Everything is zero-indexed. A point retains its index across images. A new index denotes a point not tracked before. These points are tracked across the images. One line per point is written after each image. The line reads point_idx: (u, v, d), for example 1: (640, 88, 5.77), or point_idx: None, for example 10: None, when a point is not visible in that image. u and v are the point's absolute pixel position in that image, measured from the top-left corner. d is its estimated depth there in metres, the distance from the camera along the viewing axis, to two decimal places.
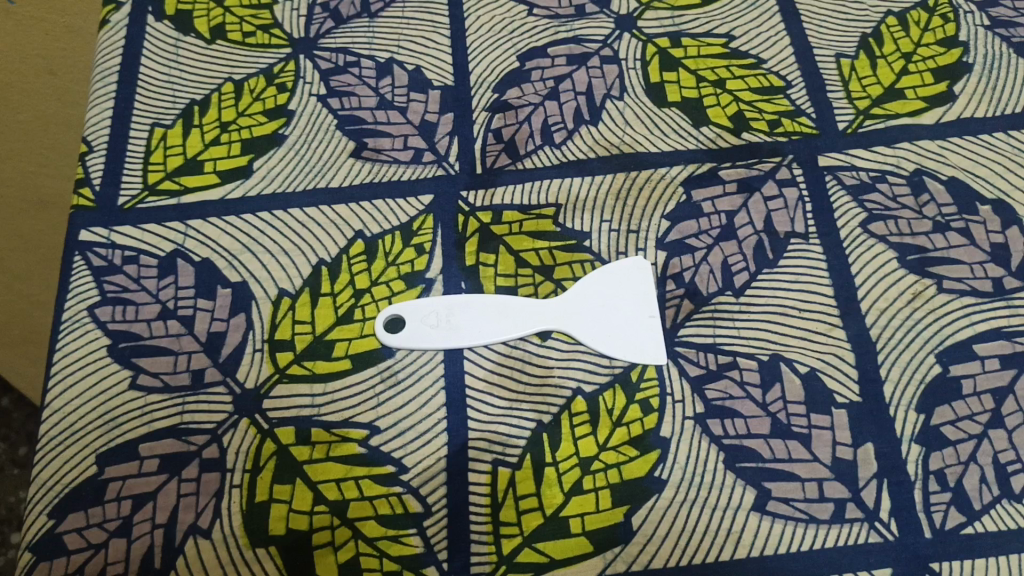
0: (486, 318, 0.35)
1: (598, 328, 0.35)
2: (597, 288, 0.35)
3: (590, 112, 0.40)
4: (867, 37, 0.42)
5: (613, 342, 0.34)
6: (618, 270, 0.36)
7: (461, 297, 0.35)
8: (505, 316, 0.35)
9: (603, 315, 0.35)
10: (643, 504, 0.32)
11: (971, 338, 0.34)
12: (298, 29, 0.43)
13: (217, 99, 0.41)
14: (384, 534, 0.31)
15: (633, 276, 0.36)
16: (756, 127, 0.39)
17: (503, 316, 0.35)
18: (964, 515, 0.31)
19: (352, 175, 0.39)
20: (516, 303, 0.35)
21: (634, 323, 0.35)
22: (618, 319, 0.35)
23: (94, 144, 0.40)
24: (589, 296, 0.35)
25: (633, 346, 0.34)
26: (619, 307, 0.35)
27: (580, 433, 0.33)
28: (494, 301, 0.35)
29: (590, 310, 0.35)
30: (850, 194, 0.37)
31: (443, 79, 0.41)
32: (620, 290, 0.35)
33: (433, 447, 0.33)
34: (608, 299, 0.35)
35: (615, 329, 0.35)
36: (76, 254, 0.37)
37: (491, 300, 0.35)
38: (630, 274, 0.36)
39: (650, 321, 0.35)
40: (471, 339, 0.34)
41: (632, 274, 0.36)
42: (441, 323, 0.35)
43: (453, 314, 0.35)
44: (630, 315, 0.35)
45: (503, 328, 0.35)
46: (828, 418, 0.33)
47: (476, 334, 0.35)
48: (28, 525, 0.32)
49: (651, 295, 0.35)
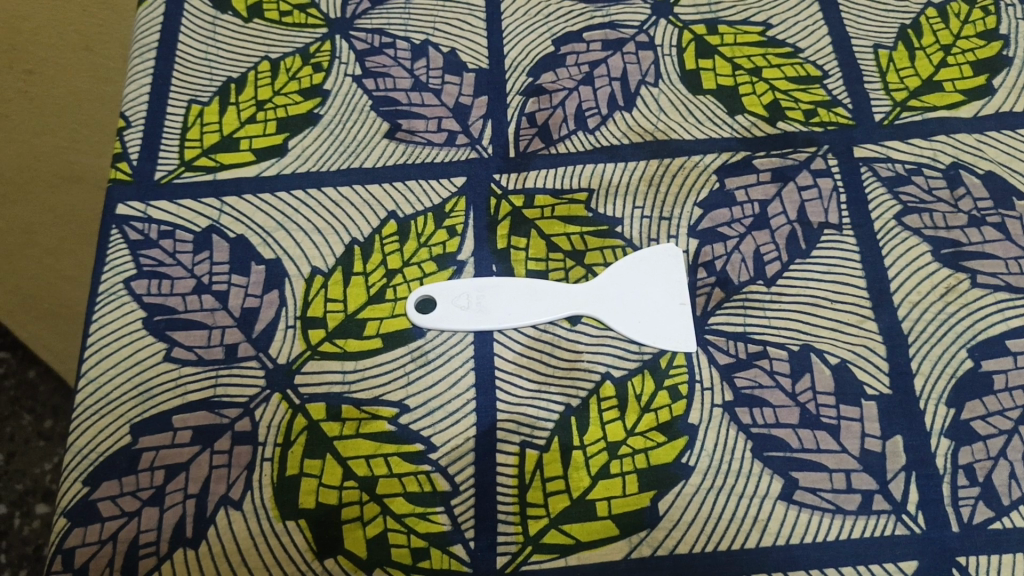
0: (516, 300, 0.35)
1: (628, 313, 0.35)
2: (627, 275, 0.35)
3: (624, 98, 0.40)
4: (906, 28, 0.41)
5: (642, 327, 0.34)
6: (651, 257, 0.36)
7: (492, 280, 0.35)
8: (537, 301, 0.35)
9: (633, 301, 0.35)
10: (669, 490, 0.32)
11: (1004, 333, 0.34)
12: (335, 10, 0.43)
13: (253, 77, 0.41)
14: (412, 510, 0.31)
15: (665, 263, 0.36)
16: (792, 117, 0.39)
17: (533, 299, 0.35)
18: (992, 511, 0.31)
19: (385, 155, 0.39)
20: (548, 287, 0.35)
21: (664, 309, 0.35)
22: (648, 306, 0.35)
23: (132, 119, 0.40)
24: (619, 282, 0.35)
25: (661, 332, 0.34)
26: (649, 294, 0.35)
27: (608, 417, 0.33)
28: (525, 284, 0.35)
29: (620, 296, 0.35)
30: (885, 186, 0.37)
31: (478, 62, 0.41)
32: (650, 277, 0.35)
33: (462, 427, 0.33)
34: (638, 286, 0.35)
35: (645, 315, 0.35)
36: (113, 227, 0.37)
37: (522, 283, 0.35)
38: (661, 260, 0.36)
39: (681, 307, 0.35)
40: (501, 322, 0.35)
41: (664, 261, 0.36)
42: (471, 304, 0.35)
43: (484, 297, 0.35)
44: (660, 302, 0.35)
45: (534, 312, 0.35)
46: (858, 410, 0.33)
47: (507, 318, 0.35)
48: (62, 492, 0.32)
49: (682, 282, 0.35)
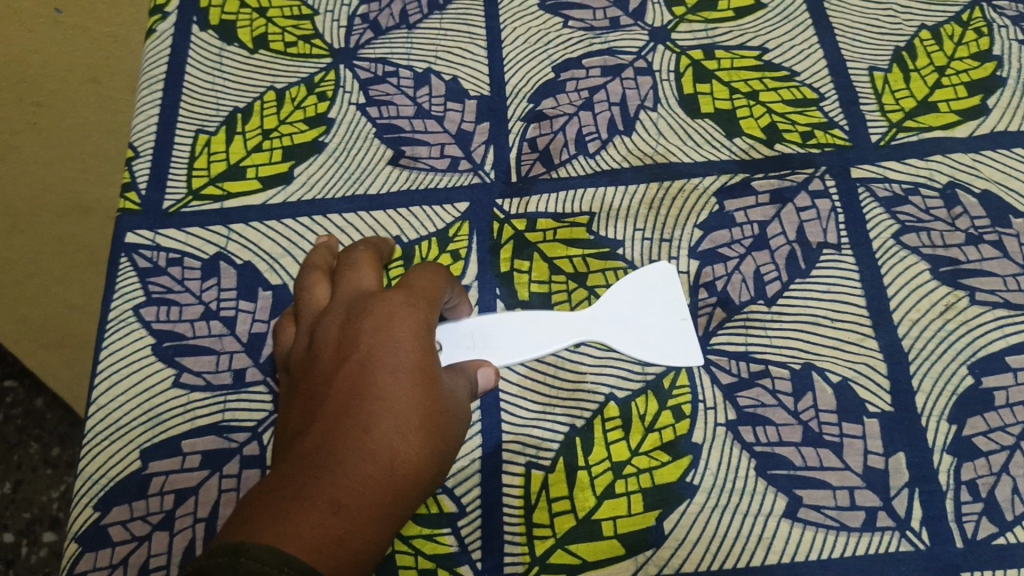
0: (519, 335, 0.35)
1: (629, 341, 0.35)
2: (626, 297, 0.36)
3: (624, 123, 0.41)
4: (900, 50, 0.42)
5: (643, 350, 0.35)
6: (648, 277, 0.36)
7: (491, 318, 0.35)
8: (542, 331, 0.35)
9: (635, 326, 0.35)
10: (675, 509, 0.32)
11: (1004, 349, 0.34)
12: (338, 40, 0.44)
13: (259, 107, 0.42)
14: (419, 532, 0.32)
15: (664, 279, 0.36)
16: (789, 139, 0.39)
17: (536, 332, 0.35)
18: (996, 526, 0.31)
19: (390, 182, 0.40)
20: (551, 317, 0.35)
21: (666, 325, 0.35)
22: (651, 329, 0.35)
23: (140, 149, 0.41)
24: (619, 305, 0.36)
25: (664, 350, 0.35)
26: (649, 314, 0.36)
27: (612, 437, 0.33)
28: (530, 315, 0.35)
29: (620, 321, 0.35)
30: (883, 206, 0.38)
31: (480, 89, 0.42)
32: (650, 296, 0.36)
33: (468, 449, 0.33)
34: (637, 308, 0.36)
35: (646, 336, 0.35)
36: (122, 255, 0.38)
37: (522, 317, 0.35)
38: (660, 277, 0.36)
39: (682, 323, 0.35)
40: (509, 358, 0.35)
41: (663, 278, 0.36)
42: (477, 343, 0.35)
43: (487, 333, 0.35)
44: (662, 321, 0.35)
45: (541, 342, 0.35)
46: (860, 427, 0.33)
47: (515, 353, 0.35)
48: (73, 517, 0.33)
49: (681, 297, 0.36)
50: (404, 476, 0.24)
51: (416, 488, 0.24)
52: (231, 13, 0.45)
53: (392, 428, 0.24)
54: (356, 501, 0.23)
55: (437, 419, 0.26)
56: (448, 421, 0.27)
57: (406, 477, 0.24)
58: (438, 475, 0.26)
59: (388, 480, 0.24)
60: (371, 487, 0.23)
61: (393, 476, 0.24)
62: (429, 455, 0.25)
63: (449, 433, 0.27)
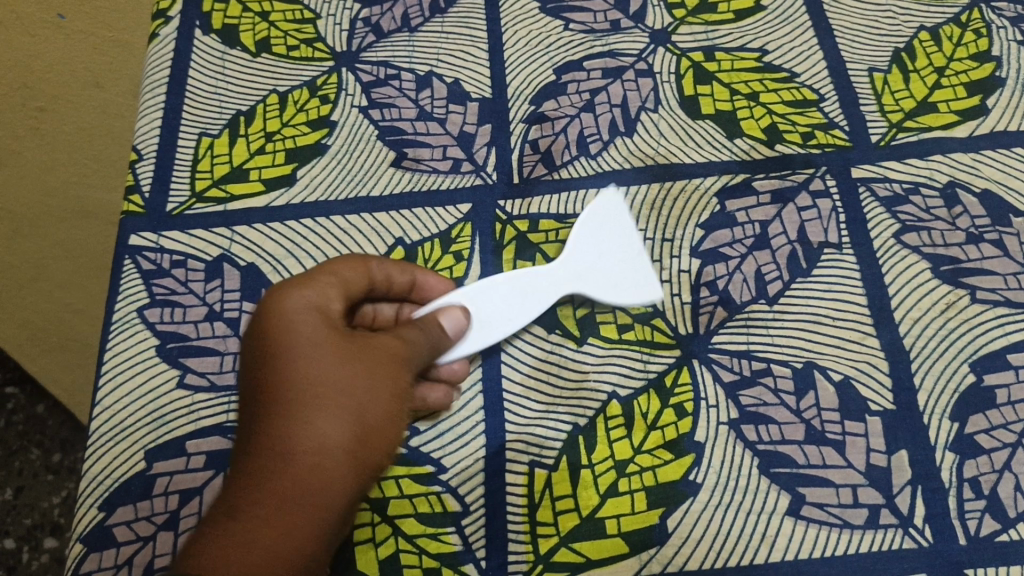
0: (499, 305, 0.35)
1: (606, 285, 0.36)
2: (592, 240, 0.37)
3: (625, 124, 0.41)
4: (900, 51, 0.42)
5: (619, 291, 0.36)
6: (605, 213, 0.38)
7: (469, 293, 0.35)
8: (524, 295, 0.35)
9: (610, 274, 0.36)
10: (678, 507, 0.32)
11: (1005, 348, 0.34)
12: (341, 43, 0.44)
13: (262, 110, 0.42)
14: (423, 531, 0.32)
15: (607, 211, 0.38)
16: (790, 140, 0.40)
17: (517, 299, 0.35)
18: (998, 523, 0.31)
19: (392, 184, 0.40)
20: (530, 277, 0.36)
21: (631, 261, 0.37)
22: (620, 273, 0.36)
23: (144, 152, 0.41)
24: (589, 249, 0.37)
25: (640, 287, 0.36)
26: (611, 250, 0.37)
27: (615, 436, 0.33)
28: (510, 279, 0.36)
29: (593, 271, 0.36)
30: (883, 206, 0.38)
31: (481, 91, 0.42)
32: (609, 233, 0.37)
33: (471, 449, 0.34)
34: (601, 252, 0.37)
35: (620, 274, 0.36)
36: (126, 257, 0.38)
37: (502, 284, 0.35)
38: (606, 210, 0.38)
39: (642, 259, 0.37)
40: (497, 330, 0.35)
41: (607, 210, 0.38)
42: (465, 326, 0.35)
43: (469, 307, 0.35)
44: (631, 266, 0.37)
45: (526, 306, 0.35)
46: (862, 425, 0.33)
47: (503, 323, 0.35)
48: (78, 518, 0.33)
49: (637, 236, 0.38)
50: (306, 470, 0.27)
51: (339, 472, 0.28)
52: (234, 17, 0.46)
53: (297, 424, 0.28)
54: (285, 503, 0.27)
55: (357, 401, 0.29)
56: (393, 399, 0.30)
57: (322, 464, 0.27)
58: (381, 446, 0.29)
59: (286, 479, 0.27)
60: (296, 484, 0.27)
61: (305, 472, 0.27)
62: (353, 438, 0.28)
63: (394, 408, 0.30)
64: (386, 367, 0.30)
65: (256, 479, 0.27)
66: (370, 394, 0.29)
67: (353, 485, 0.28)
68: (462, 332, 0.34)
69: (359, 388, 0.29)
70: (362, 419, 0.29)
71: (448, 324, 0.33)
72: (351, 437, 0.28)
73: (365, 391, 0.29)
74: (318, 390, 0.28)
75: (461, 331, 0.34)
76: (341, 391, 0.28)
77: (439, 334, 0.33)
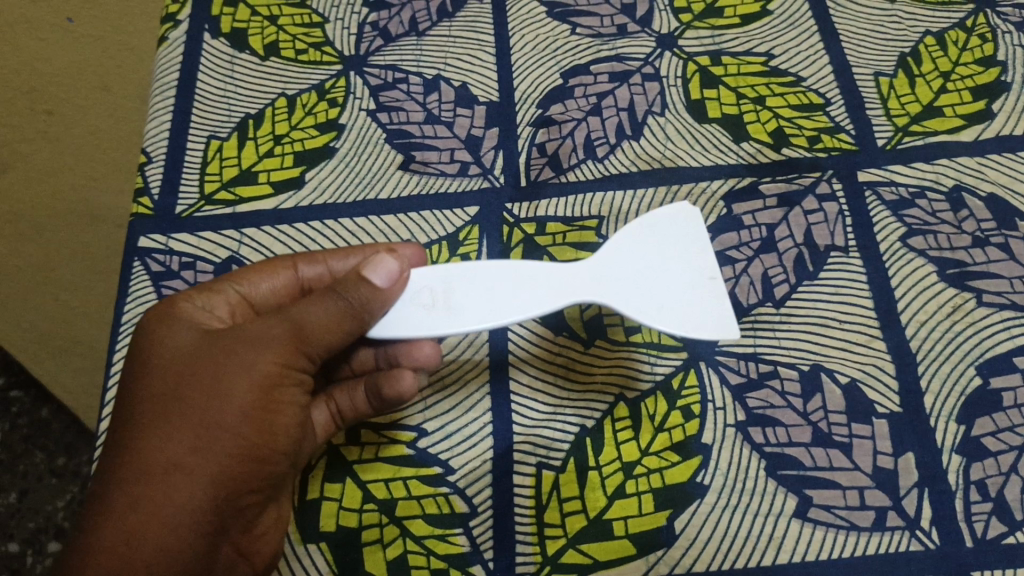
0: (492, 291, 0.31)
1: (648, 305, 0.31)
2: (642, 249, 0.32)
3: (631, 127, 0.41)
4: (905, 56, 0.42)
5: (676, 311, 0.31)
6: (676, 220, 0.33)
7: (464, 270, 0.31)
8: (520, 286, 0.31)
9: (642, 281, 0.32)
10: (685, 509, 0.32)
11: (1011, 351, 0.34)
12: (349, 47, 0.45)
13: (271, 113, 0.43)
14: (431, 532, 0.32)
15: (679, 227, 0.33)
16: (796, 143, 0.40)
17: (517, 288, 0.31)
18: (1005, 525, 0.31)
19: (400, 187, 0.40)
20: (537, 269, 0.32)
21: (695, 287, 0.31)
22: (662, 285, 0.32)
23: (153, 155, 0.42)
24: (629, 259, 0.32)
25: (699, 321, 0.31)
26: (668, 272, 0.32)
27: (622, 438, 0.33)
28: (504, 264, 0.31)
29: (631, 281, 0.32)
30: (890, 210, 0.38)
31: (489, 95, 0.42)
32: (670, 242, 0.32)
33: (479, 450, 0.34)
34: (653, 262, 0.32)
35: (675, 303, 0.31)
36: (135, 259, 0.39)
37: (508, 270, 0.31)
38: (678, 222, 0.33)
39: (711, 282, 0.31)
40: (478, 319, 0.31)
41: (677, 222, 0.33)
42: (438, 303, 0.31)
43: (452, 289, 0.31)
44: (679, 278, 0.32)
45: (517, 300, 0.31)
46: (869, 427, 0.33)
47: (486, 313, 0.31)
48: None
49: (710, 255, 0.32)
50: (162, 468, 0.28)
51: (204, 464, 0.28)
52: (243, 21, 0.46)
53: (154, 432, 0.29)
54: (146, 505, 0.28)
55: (222, 389, 0.29)
56: (268, 380, 0.30)
57: (182, 462, 0.28)
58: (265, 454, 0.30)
59: (150, 481, 0.28)
60: (146, 483, 0.28)
61: (155, 472, 0.28)
62: (219, 429, 0.29)
63: (272, 391, 0.30)
64: (251, 342, 0.30)
65: (118, 477, 0.29)
66: (230, 380, 0.29)
67: (223, 475, 0.29)
68: (398, 284, 0.30)
69: (204, 377, 0.29)
70: (210, 409, 0.29)
71: (377, 277, 0.29)
72: (190, 430, 0.29)
73: (221, 376, 0.29)
74: (176, 385, 0.29)
75: (396, 282, 0.30)
76: (200, 385, 0.29)
77: (368, 290, 0.29)
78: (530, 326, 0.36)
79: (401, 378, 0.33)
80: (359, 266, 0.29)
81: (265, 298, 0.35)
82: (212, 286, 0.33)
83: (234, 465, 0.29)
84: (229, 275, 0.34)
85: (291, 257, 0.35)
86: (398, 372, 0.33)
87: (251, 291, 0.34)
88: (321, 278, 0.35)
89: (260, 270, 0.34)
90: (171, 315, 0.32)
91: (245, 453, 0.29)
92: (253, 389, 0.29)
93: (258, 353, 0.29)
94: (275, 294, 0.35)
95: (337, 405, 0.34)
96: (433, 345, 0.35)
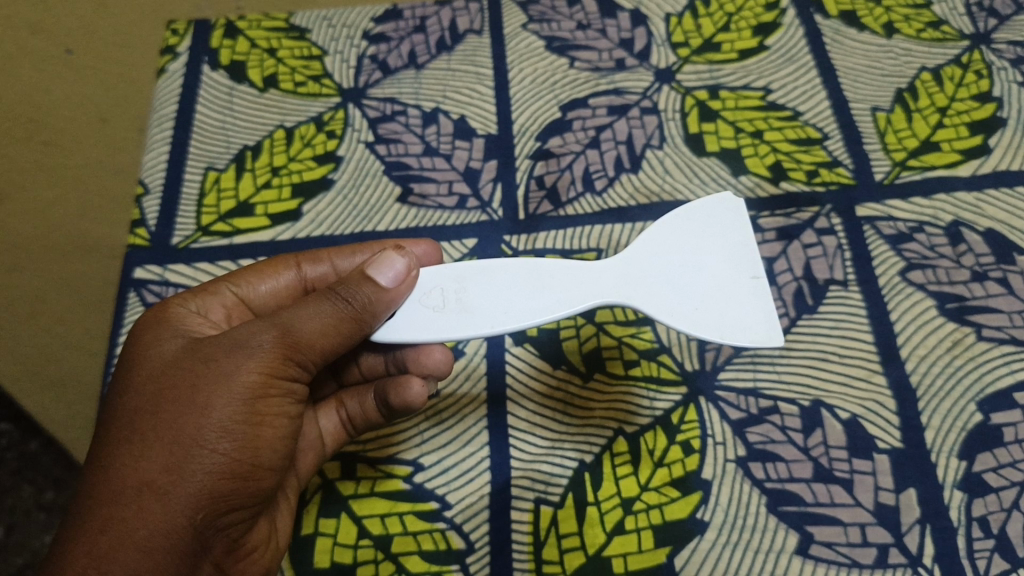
0: (507, 293, 0.29)
1: (679, 305, 0.29)
2: (677, 243, 0.30)
3: (630, 160, 0.41)
4: (902, 91, 0.42)
5: (720, 316, 0.29)
6: (708, 213, 0.31)
7: (477, 267, 0.29)
8: (537, 288, 0.29)
9: (678, 281, 0.30)
10: (685, 546, 0.32)
11: (1011, 386, 0.34)
12: (347, 80, 0.45)
13: (269, 145, 0.43)
14: (427, 569, 0.32)
15: (719, 222, 0.31)
16: (795, 177, 0.40)
17: (534, 290, 0.29)
18: (1008, 562, 0.31)
19: (397, 220, 0.40)
20: (556, 269, 0.30)
21: (735, 286, 0.29)
22: (703, 286, 0.29)
23: (150, 185, 0.42)
24: (662, 257, 0.30)
25: (732, 323, 0.29)
26: (707, 267, 0.30)
27: (622, 473, 0.33)
28: (521, 264, 0.29)
29: (661, 281, 0.30)
30: (889, 244, 0.38)
31: (487, 128, 0.43)
32: (708, 238, 0.30)
33: (477, 485, 0.33)
34: (689, 258, 0.30)
35: (709, 301, 0.29)
36: (131, 290, 0.39)
37: (527, 269, 0.29)
38: (724, 214, 0.31)
39: (753, 282, 0.29)
40: (493, 321, 0.29)
41: (722, 215, 0.31)
42: (448, 305, 0.29)
43: (465, 290, 0.29)
44: (719, 277, 0.30)
45: (534, 303, 0.29)
46: (871, 463, 0.33)
47: (500, 316, 0.29)
48: None
49: (754, 252, 0.30)
50: (134, 488, 0.27)
51: (181, 484, 0.27)
52: (242, 54, 0.46)
53: (128, 448, 0.27)
54: (115, 527, 0.26)
55: (201, 401, 0.27)
56: (252, 392, 0.28)
57: (155, 482, 0.26)
58: (248, 472, 0.28)
59: (121, 501, 0.27)
60: (117, 506, 0.27)
61: (126, 493, 0.27)
62: (197, 445, 0.27)
63: (257, 403, 0.28)
64: (234, 349, 0.28)
65: (88, 498, 0.27)
66: (209, 391, 0.27)
67: (201, 494, 0.27)
68: (406, 283, 0.28)
69: (183, 388, 0.27)
70: (189, 423, 0.27)
71: (381, 276, 0.28)
72: (165, 445, 0.27)
73: (200, 387, 0.27)
74: (157, 397, 0.28)
75: (402, 282, 0.28)
76: (178, 398, 0.27)
77: (371, 290, 0.28)
78: (529, 359, 0.36)
79: (408, 385, 0.32)
80: (363, 266, 0.28)
81: (267, 299, 0.34)
82: (208, 288, 0.33)
83: (212, 483, 0.27)
84: (227, 276, 0.34)
85: (295, 258, 0.35)
86: (405, 380, 0.32)
87: (251, 293, 0.34)
88: (326, 278, 0.34)
89: (261, 272, 0.34)
90: (166, 319, 0.31)
91: (226, 471, 0.27)
92: (235, 402, 0.27)
93: (242, 361, 0.28)
94: (276, 296, 0.34)
95: (348, 411, 0.34)
96: (444, 351, 0.34)
